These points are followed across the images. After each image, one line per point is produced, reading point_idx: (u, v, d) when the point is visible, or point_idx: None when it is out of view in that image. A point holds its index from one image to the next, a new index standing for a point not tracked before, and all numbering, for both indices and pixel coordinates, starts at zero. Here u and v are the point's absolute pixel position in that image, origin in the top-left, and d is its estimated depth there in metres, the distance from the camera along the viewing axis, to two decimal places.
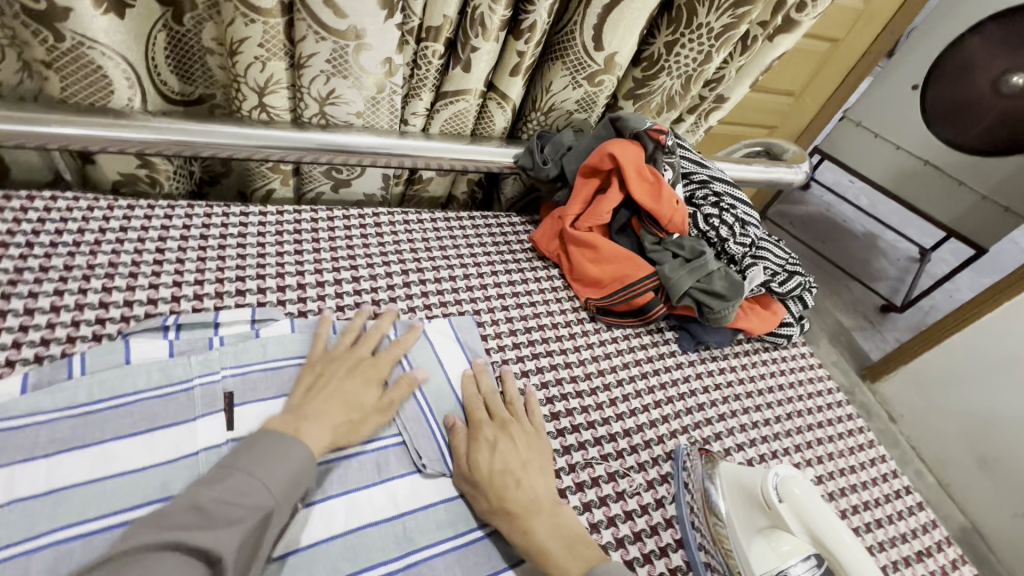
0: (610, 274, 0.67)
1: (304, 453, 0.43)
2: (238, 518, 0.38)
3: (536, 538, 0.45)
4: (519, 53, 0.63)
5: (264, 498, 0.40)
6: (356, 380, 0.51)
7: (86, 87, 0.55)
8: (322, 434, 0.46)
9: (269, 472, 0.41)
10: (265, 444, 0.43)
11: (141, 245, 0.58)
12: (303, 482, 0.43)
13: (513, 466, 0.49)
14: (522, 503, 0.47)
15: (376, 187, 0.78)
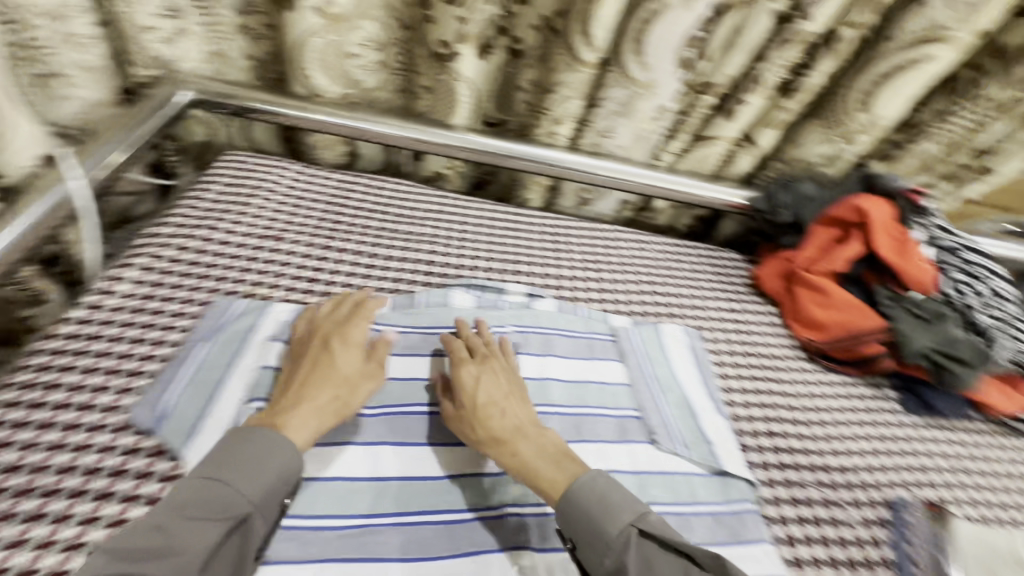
0: (836, 319, 0.69)
1: (282, 443, 0.44)
2: (205, 522, 0.39)
3: (520, 460, 0.48)
4: (783, 108, 0.71)
5: (240, 506, 0.41)
6: (329, 367, 0.51)
7: (446, 106, 0.79)
8: (310, 428, 0.47)
9: (246, 481, 0.42)
10: (235, 449, 0.43)
11: (451, 223, 0.76)
12: (279, 485, 0.43)
13: (493, 398, 0.52)
14: (509, 431, 0.50)
15: (611, 209, 0.92)
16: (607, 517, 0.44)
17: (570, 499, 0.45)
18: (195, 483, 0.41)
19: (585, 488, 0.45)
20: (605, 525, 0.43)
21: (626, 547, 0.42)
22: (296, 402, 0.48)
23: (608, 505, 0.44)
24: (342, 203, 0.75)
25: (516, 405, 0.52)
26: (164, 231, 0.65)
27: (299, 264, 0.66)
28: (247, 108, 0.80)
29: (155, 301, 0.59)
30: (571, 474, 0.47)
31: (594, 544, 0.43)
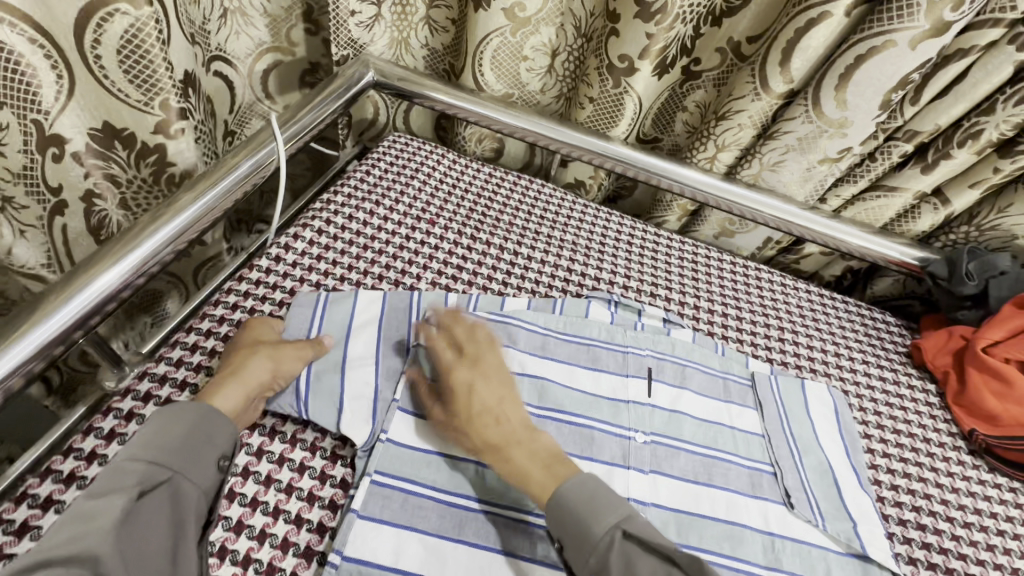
0: (1015, 416, 0.60)
1: (203, 412, 0.43)
2: (117, 492, 0.37)
3: (512, 468, 0.46)
4: (995, 170, 0.62)
5: (158, 470, 0.39)
6: (277, 352, 0.50)
7: (606, 117, 0.79)
8: (236, 393, 0.47)
9: (166, 444, 0.40)
10: (156, 423, 0.41)
11: (592, 233, 0.77)
12: (211, 447, 0.42)
13: (488, 407, 0.49)
14: (496, 440, 0.47)
15: (754, 246, 0.86)
16: (593, 518, 0.42)
17: (561, 498, 0.43)
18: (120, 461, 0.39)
19: (574, 489, 0.43)
20: (589, 526, 0.42)
21: (610, 548, 0.40)
22: (227, 374, 0.47)
23: (594, 506, 0.42)
24: (490, 198, 0.78)
25: (508, 408, 0.50)
26: (336, 199, 0.71)
27: (448, 250, 0.69)
28: (420, 96, 0.82)
29: (323, 263, 0.64)
30: (558, 478, 0.45)
31: (581, 543, 0.41)
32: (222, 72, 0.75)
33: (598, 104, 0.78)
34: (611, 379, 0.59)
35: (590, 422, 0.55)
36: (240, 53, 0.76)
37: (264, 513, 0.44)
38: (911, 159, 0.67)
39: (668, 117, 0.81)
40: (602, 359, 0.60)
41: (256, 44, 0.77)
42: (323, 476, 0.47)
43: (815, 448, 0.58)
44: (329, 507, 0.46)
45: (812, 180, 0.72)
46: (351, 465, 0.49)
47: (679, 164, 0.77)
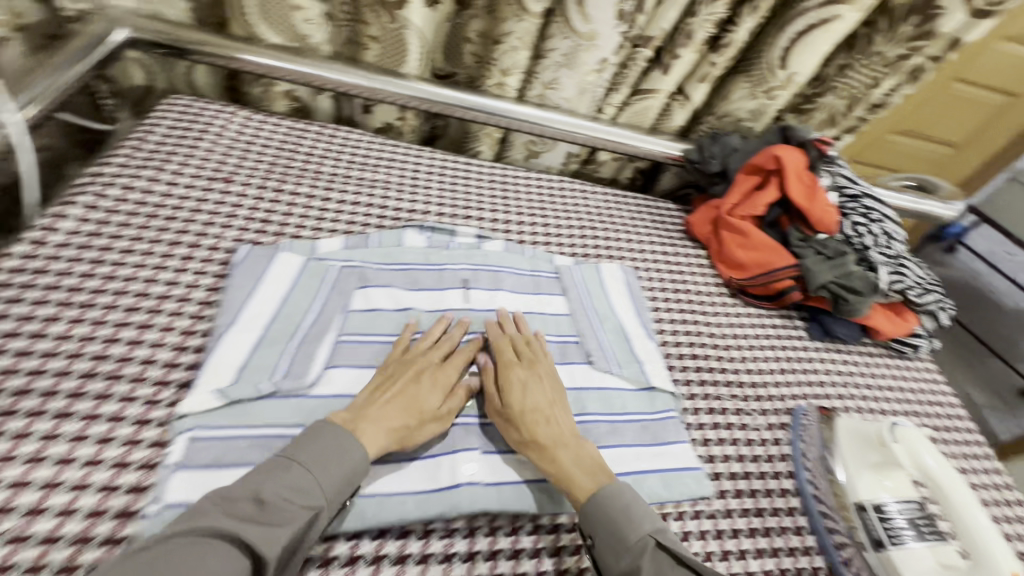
0: (755, 259, 0.77)
1: (353, 445, 0.46)
2: (292, 500, 0.41)
3: (558, 466, 0.50)
4: (712, 64, 0.76)
5: (315, 495, 0.43)
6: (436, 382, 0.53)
7: (393, 55, 0.80)
8: (377, 432, 0.48)
9: (326, 474, 0.44)
10: (323, 440, 0.45)
11: (404, 170, 0.80)
12: (346, 485, 0.44)
13: (540, 406, 0.53)
14: (550, 435, 0.51)
15: (558, 162, 0.96)
16: (629, 525, 0.46)
17: (598, 502, 0.47)
18: (291, 468, 0.43)
19: (614, 494, 0.47)
20: (624, 531, 0.45)
21: (645, 552, 0.44)
22: (376, 416, 0.49)
23: (632, 514, 0.46)
24: (293, 149, 0.76)
25: (558, 412, 0.54)
26: (107, 171, 0.64)
27: (251, 205, 0.67)
28: (191, 50, 0.76)
29: (102, 239, 0.58)
30: (600, 479, 0.49)
31: (618, 545, 0.45)
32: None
33: (383, 45, 0.78)
34: (430, 294, 0.64)
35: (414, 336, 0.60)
36: None
37: (66, 491, 0.42)
38: (655, 63, 0.78)
39: (455, 49, 0.84)
40: (420, 280, 0.65)
41: None
42: (133, 442, 0.46)
43: (611, 315, 0.69)
44: (145, 467, 0.45)
45: (587, 94, 0.82)
46: (165, 426, 0.47)
47: (473, 94, 0.81)
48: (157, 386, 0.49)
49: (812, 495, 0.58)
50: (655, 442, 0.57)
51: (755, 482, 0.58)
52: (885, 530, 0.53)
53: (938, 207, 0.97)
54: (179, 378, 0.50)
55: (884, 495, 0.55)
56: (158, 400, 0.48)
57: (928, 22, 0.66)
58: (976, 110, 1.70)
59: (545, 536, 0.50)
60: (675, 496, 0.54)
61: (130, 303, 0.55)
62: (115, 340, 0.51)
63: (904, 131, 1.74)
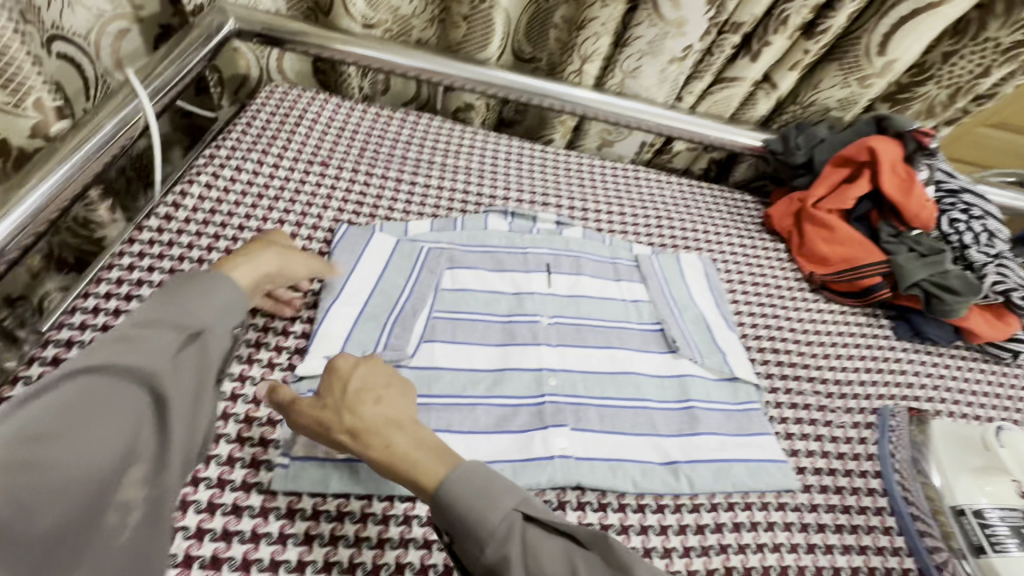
0: (841, 254, 0.75)
1: (228, 286, 0.48)
2: (163, 333, 0.43)
3: (390, 451, 0.42)
4: (804, 51, 0.74)
5: (191, 321, 0.44)
6: (287, 250, 0.55)
7: (478, 37, 0.81)
8: (247, 271, 0.51)
9: (194, 304, 0.45)
10: (195, 283, 0.46)
11: (483, 157, 0.82)
12: (228, 316, 0.47)
13: (372, 390, 0.46)
14: (375, 421, 0.44)
15: (631, 151, 0.96)
16: (485, 508, 0.39)
17: (444, 491, 0.40)
18: (156, 305, 0.44)
19: (463, 477, 0.41)
20: (482, 516, 0.39)
21: (509, 539, 0.39)
22: (242, 259, 0.52)
23: (490, 494, 0.40)
24: (381, 135, 0.80)
25: (393, 399, 0.46)
26: (220, 153, 0.69)
27: (346, 188, 0.71)
28: (291, 40, 0.80)
29: (219, 216, 0.64)
30: (447, 462, 0.42)
31: (476, 537, 0.39)
32: (72, 57, 0.69)
33: (471, 24, 0.80)
34: (513, 277, 0.65)
35: (501, 318, 0.62)
36: (81, 28, 0.69)
37: None
38: (742, 51, 0.77)
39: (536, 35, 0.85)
40: (503, 262, 0.67)
41: (95, 14, 0.70)
42: (257, 400, 0.51)
43: (691, 304, 0.69)
44: (268, 423, 0.50)
45: (668, 82, 0.81)
46: (282, 387, 0.52)
47: (553, 81, 0.82)
48: (274, 351, 0.54)
49: (903, 497, 0.56)
50: (740, 433, 0.57)
51: (840, 478, 0.58)
52: (987, 537, 0.51)
53: None
54: (292, 345, 0.55)
55: (984, 500, 0.52)
56: (276, 363, 0.54)
57: None
58: None
59: (632, 516, 0.50)
60: (761, 486, 0.53)
61: None
62: None
63: (998, 123, 1.61)
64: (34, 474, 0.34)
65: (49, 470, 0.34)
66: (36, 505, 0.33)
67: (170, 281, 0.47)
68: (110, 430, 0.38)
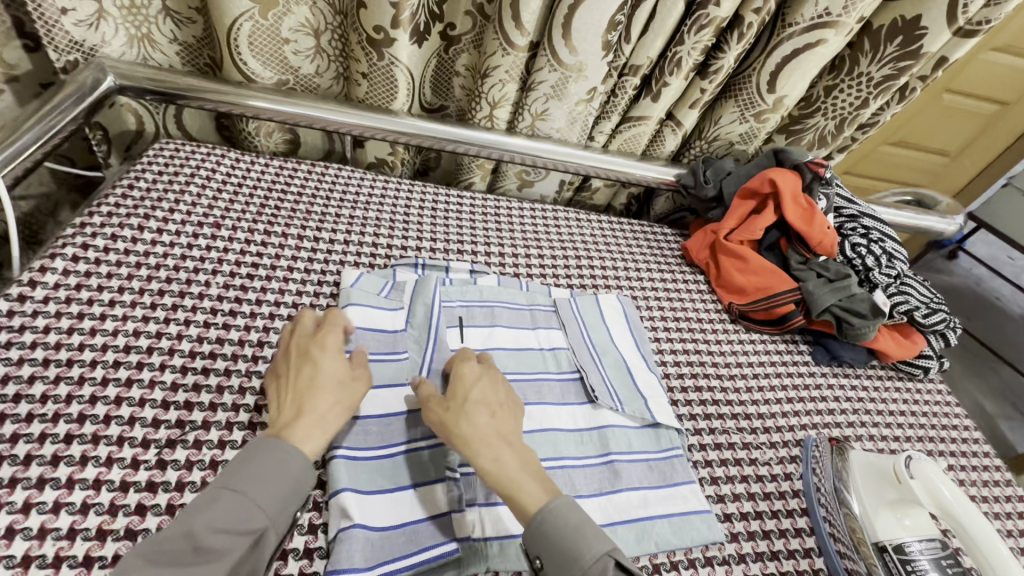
0: (755, 284, 0.75)
1: (295, 458, 0.43)
2: (229, 533, 0.39)
3: (496, 464, 0.46)
4: (701, 90, 0.76)
5: (258, 518, 0.41)
6: (349, 389, 0.50)
7: (382, 93, 0.80)
8: (319, 438, 0.46)
9: (264, 492, 0.42)
10: (258, 461, 0.43)
11: (395, 207, 0.79)
12: (296, 499, 0.43)
13: (467, 401, 0.49)
14: (465, 434, 0.47)
15: (552, 191, 0.95)
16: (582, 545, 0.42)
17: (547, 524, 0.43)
18: (221, 496, 0.40)
19: (561, 512, 0.43)
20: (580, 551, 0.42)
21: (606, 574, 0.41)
22: (302, 418, 0.46)
23: (580, 534, 0.42)
24: (283, 191, 0.76)
25: (476, 413, 0.48)
26: (93, 221, 0.63)
27: (240, 250, 0.67)
28: (181, 94, 0.75)
29: (86, 291, 0.57)
30: (548, 492, 0.45)
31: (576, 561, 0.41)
32: None
33: (369, 83, 0.79)
34: (411, 337, 0.60)
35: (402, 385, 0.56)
36: None
37: (42, 566, 0.40)
38: (644, 91, 0.78)
39: (445, 83, 0.85)
40: (400, 321, 0.61)
41: None
42: (114, 509, 0.44)
43: (611, 347, 0.67)
44: (126, 536, 0.43)
45: (577, 123, 0.81)
46: (148, 489, 0.46)
47: (463, 127, 0.81)
48: (139, 447, 0.48)
49: (829, 534, 0.55)
50: (664, 485, 0.55)
51: (766, 522, 0.56)
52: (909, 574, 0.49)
53: (937, 223, 0.96)
54: (163, 437, 0.49)
55: (904, 535, 0.51)
56: (141, 461, 0.47)
57: (912, 43, 0.66)
58: (968, 118, 1.71)
59: None
60: (686, 543, 0.51)
61: (114, 358, 0.53)
62: (98, 400, 0.49)
63: (899, 142, 1.74)
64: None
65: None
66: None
67: (243, 450, 0.44)
68: None
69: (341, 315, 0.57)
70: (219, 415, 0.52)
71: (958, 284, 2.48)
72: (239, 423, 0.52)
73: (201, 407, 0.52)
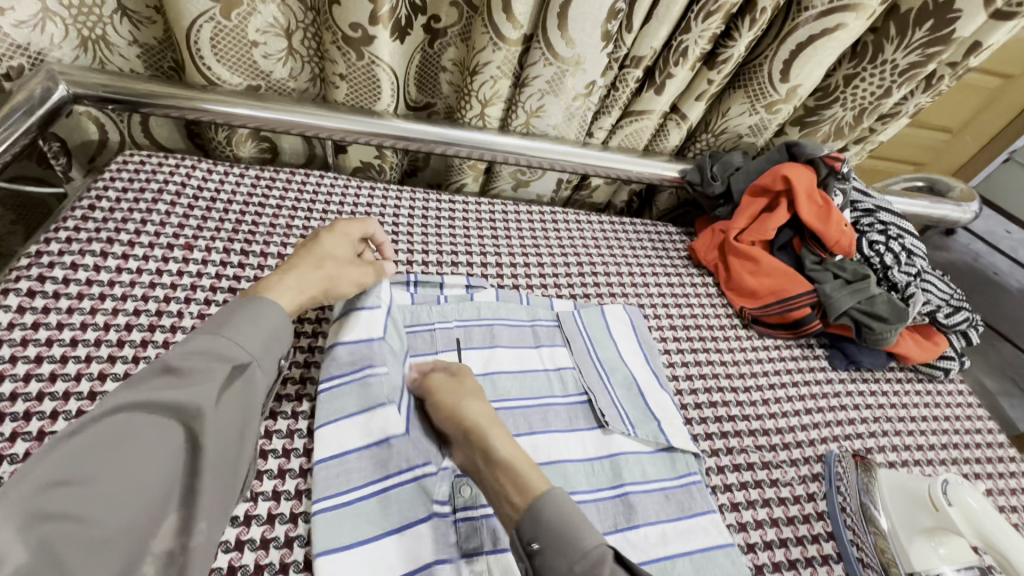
0: (768, 286, 0.71)
1: (269, 307, 0.47)
2: (211, 367, 0.42)
3: (498, 448, 0.46)
4: (708, 81, 0.71)
5: (234, 356, 0.44)
6: (341, 270, 0.54)
7: (365, 94, 0.74)
8: (294, 294, 0.51)
9: (242, 334, 0.45)
10: (240, 312, 0.46)
11: (382, 217, 0.74)
12: (274, 344, 0.47)
13: (472, 393, 0.51)
14: (472, 417, 0.48)
15: (549, 190, 0.90)
16: (580, 531, 0.40)
17: (543, 507, 0.42)
18: (199, 338, 0.44)
19: (560, 497, 0.42)
20: (579, 537, 0.40)
21: (601, 563, 0.39)
22: (285, 276, 0.52)
23: (577, 523, 0.41)
24: (261, 204, 0.70)
25: (480, 404, 0.50)
26: (51, 249, 0.58)
27: (216, 274, 0.61)
28: (144, 102, 0.69)
29: (44, 330, 0.52)
30: (547, 482, 0.44)
31: (568, 549, 0.39)
32: None
33: (350, 83, 0.72)
34: (390, 349, 0.54)
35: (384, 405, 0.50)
36: None
37: None
38: (646, 84, 0.73)
39: (432, 80, 0.79)
40: (377, 328, 0.55)
41: None
42: None
43: (619, 363, 0.63)
44: None
45: (575, 120, 0.76)
46: None
47: (452, 127, 0.75)
48: None
49: (857, 559, 0.52)
50: (683, 516, 0.51)
51: (792, 550, 0.53)
52: None
53: (952, 211, 0.92)
54: None
55: (941, 565, 0.49)
56: None
57: (944, 26, 0.61)
58: (972, 94, 1.66)
59: None
60: None
61: (77, 408, 0.48)
62: None
63: None
64: (55, 529, 0.33)
65: (72, 525, 0.33)
66: (56, 565, 0.32)
67: (221, 309, 0.47)
68: (152, 472, 0.37)
69: (373, 225, 0.61)
70: None
71: (958, 261, 2.45)
72: None
73: None
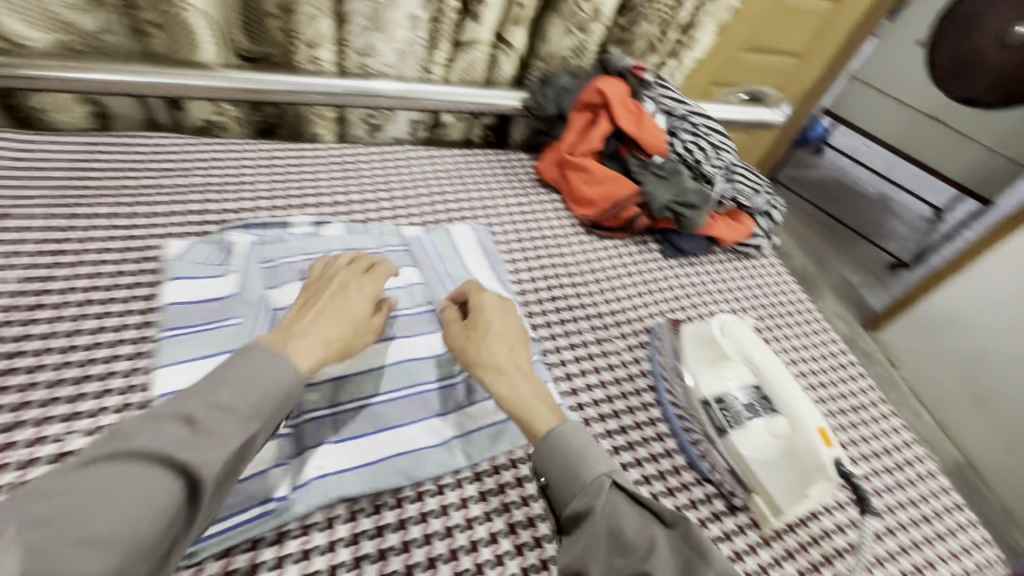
0: (600, 193, 0.79)
1: (287, 365, 0.42)
2: (217, 429, 0.37)
3: (514, 392, 0.48)
4: (521, 6, 0.77)
5: (252, 421, 0.39)
6: (358, 330, 0.49)
7: (182, 41, 0.71)
8: (314, 351, 0.44)
9: (256, 387, 0.40)
10: (256, 361, 0.41)
11: (226, 169, 0.74)
12: (285, 399, 0.41)
13: (482, 333, 0.52)
14: (486, 362, 0.50)
15: (404, 132, 0.93)
16: (584, 466, 0.44)
17: (554, 444, 0.45)
18: (229, 385, 0.39)
19: (569, 436, 0.46)
20: (580, 473, 0.43)
21: (601, 492, 0.42)
22: (302, 333, 0.45)
23: (586, 458, 0.44)
24: (85, 166, 0.68)
25: (497, 346, 0.51)
26: None
27: (35, 236, 0.60)
28: None
29: None
30: (559, 417, 0.48)
31: (568, 480, 0.44)
32: None
33: (166, 32, 0.70)
34: (241, 301, 0.58)
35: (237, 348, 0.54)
36: None
37: None
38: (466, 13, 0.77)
39: (257, 24, 0.75)
40: (231, 287, 0.59)
41: None
42: None
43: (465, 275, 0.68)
44: None
45: (408, 55, 0.79)
46: None
47: (283, 74, 0.75)
48: None
49: (670, 402, 0.62)
50: None
51: (616, 403, 0.61)
52: (725, 417, 0.56)
53: (765, 115, 1.04)
54: None
55: (726, 387, 0.58)
56: None
57: None
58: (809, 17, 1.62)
59: (409, 506, 0.49)
60: None
61: None
62: None
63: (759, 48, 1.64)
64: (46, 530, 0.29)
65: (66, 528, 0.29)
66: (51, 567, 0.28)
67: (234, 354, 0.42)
68: (138, 521, 0.32)
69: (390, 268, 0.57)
70: (26, 411, 0.47)
71: (826, 177, 2.73)
72: (51, 414, 0.48)
73: (7, 408, 0.47)
